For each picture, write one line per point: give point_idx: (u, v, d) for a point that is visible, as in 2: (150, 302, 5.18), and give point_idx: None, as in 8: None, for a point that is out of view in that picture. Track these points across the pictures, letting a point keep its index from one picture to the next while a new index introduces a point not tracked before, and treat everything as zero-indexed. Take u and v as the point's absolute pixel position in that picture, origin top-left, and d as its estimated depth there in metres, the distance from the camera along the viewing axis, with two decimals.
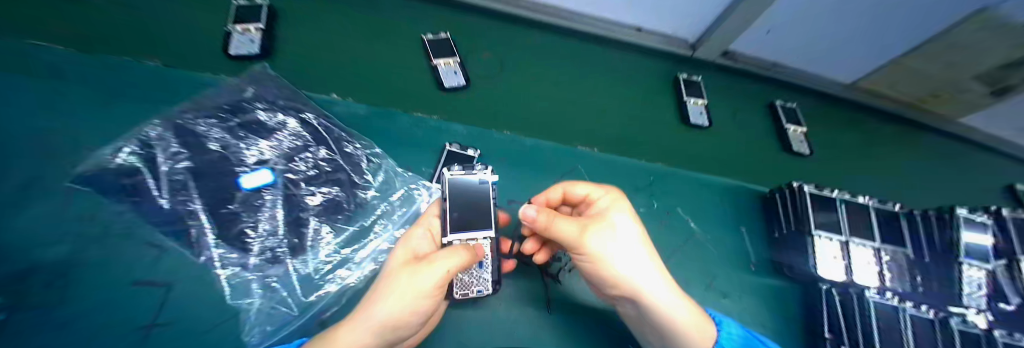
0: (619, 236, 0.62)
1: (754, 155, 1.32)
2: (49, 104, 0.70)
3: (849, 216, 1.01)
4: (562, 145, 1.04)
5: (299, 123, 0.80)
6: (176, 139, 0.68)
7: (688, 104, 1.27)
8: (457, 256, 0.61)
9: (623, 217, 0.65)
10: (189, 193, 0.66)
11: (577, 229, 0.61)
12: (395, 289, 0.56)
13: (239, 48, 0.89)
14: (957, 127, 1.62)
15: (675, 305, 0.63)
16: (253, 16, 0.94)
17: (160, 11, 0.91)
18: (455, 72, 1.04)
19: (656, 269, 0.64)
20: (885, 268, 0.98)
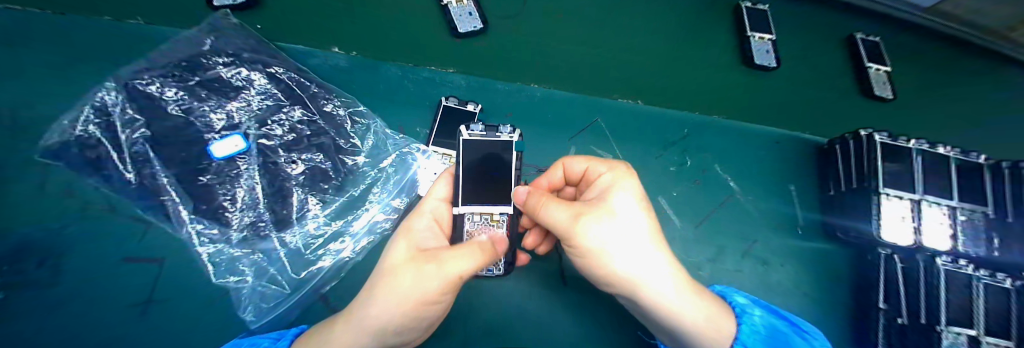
0: (622, 225, 0.47)
1: (860, 98, 0.92)
2: (16, 70, 0.63)
3: (926, 174, 0.72)
4: (585, 94, 0.82)
5: (267, 80, 0.68)
6: (131, 103, 0.59)
7: (752, 40, 0.83)
8: (473, 255, 0.41)
9: (636, 204, 0.48)
10: (153, 165, 0.57)
11: (571, 217, 0.47)
12: (390, 289, 0.40)
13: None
14: None
15: (688, 308, 0.47)
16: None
17: None
18: (469, 12, 0.73)
19: (668, 266, 0.48)
20: (962, 231, 0.70)
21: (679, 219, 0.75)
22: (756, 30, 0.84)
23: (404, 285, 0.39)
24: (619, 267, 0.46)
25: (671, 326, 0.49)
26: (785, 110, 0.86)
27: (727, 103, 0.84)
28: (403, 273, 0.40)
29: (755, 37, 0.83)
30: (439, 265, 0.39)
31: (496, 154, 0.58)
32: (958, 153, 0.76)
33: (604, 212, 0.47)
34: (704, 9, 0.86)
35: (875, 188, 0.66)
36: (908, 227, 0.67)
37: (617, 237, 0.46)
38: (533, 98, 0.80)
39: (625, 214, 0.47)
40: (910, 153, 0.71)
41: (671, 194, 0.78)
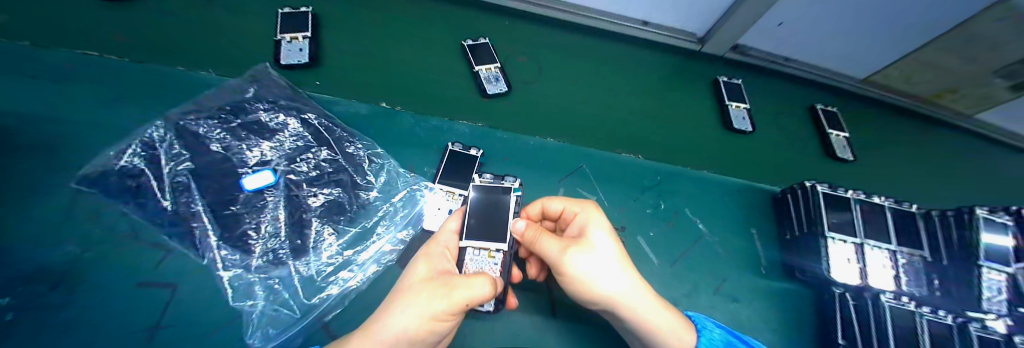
0: (599, 255, 0.57)
1: (790, 159, 1.15)
2: (84, 110, 0.74)
3: (866, 220, 0.83)
4: (572, 143, 0.96)
5: (300, 124, 0.78)
6: (178, 140, 0.68)
7: (731, 108, 1.14)
8: (479, 283, 0.48)
9: (609, 235, 0.59)
10: (191, 195, 0.64)
11: (561, 248, 0.56)
12: (406, 308, 0.45)
13: (287, 57, 0.87)
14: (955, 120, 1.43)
15: (658, 322, 0.56)
16: (300, 25, 0.93)
17: (201, 20, 0.92)
18: (497, 78, 0.98)
19: (639, 285, 0.58)
20: (903, 272, 0.79)
21: (657, 256, 0.83)
22: (734, 101, 1.15)
23: (423, 302, 0.45)
24: (603, 289, 0.56)
25: (644, 340, 0.58)
26: (733, 164, 1.04)
27: (685, 155, 1.02)
28: (420, 293, 0.47)
29: (733, 106, 1.15)
30: (450, 289, 0.46)
31: (499, 196, 0.70)
32: (893, 202, 0.88)
33: (585, 244, 0.57)
34: (657, 86, 1.16)
35: (822, 232, 0.77)
36: (855, 268, 0.76)
37: (597, 264, 0.56)
38: (527, 147, 0.92)
39: (602, 246, 0.57)
40: (848, 202, 0.83)
41: (649, 233, 0.86)
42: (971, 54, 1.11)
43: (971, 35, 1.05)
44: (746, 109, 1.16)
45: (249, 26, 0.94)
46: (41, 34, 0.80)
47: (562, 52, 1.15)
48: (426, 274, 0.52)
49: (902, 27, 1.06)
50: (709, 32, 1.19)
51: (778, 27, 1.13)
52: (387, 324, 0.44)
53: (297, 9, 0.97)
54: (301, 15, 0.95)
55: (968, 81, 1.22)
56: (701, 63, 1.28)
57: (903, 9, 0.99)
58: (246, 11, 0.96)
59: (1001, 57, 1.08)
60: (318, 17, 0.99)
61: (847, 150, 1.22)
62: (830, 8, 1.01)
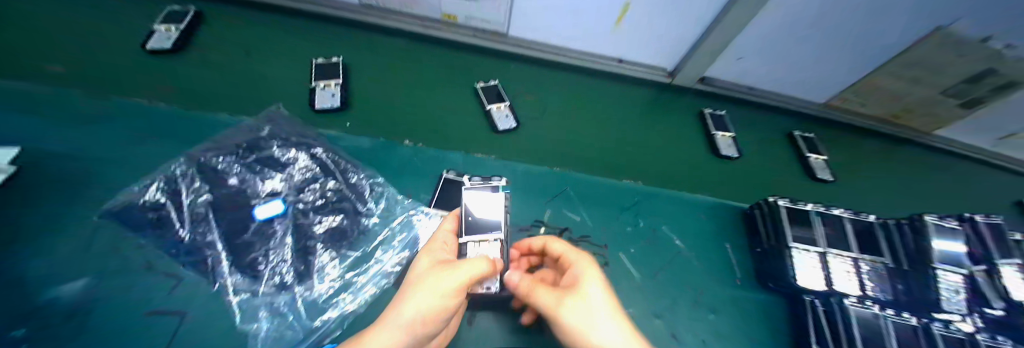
0: (592, 309, 0.55)
1: (758, 178, 1.26)
2: (116, 151, 0.83)
3: (828, 230, 0.91)
4: (557, 169, 1.07)
5: (309, 158, 0.86)
6: (199, 175, 0.76)
7: (717, 137, 1.30)
8: (479, 261, 0.55)
9: (601, 288, 0.58)
10: (208, 225, 0.70)
11: (554, 298, 0.57)
12: (425, 291, 0.50)
13: (323, 102, 1.02)
14: (913, 135, 1.56)
15: None
16: (332, 74, 1.11)
17: (240, 69, 1.12)
18: (507, 115, 1.14)
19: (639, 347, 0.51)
20: (867, 279, 0.85)
21: (640, 273, 0.89)
22: (720, 130, 1.31)
23: (431, 284, 0.50)
24: (598, 346, 0.51)
25: None
26: (701, 182, 1.17)
27: (657, 177, 1.14)
28: (428, 278, 0.52)
29: (720, 134, 1.31)
30: (455, 269, 0.52)
31: (489, 194, 0.78)
32: (851, 214, 0.95)
33: (577, 296, 0.56)
34: (631, 115, 1.32)
35: (787, 244, 0.85)
36: (819, 276, 0.82)
37: (589, 315, 0.54)
38: (516, 172, 1.03)
39: (593, 299, 0.56)
40: (809, 216, 0.90)
41: (629, 250, 0.93)
42: (918, 78, 1.23)
43: (918, 60, 1.16)
44: (733, 137, 1.32)
45: (286, 78, 1.12)
46: (107, 86, 0.97)
47: (547, 88, 1.32)
48: (430, 265, 0.58)
49: (852, 54, 1.18)
50: (677, 67, 1.34)
51: (738, 61, 1.27)
52: (409, 308, 0.48)
53: (329, 60, 1.15)
54: (334, 65, 1.14)
55: (920, 101, 1.36)
56: (673, 94, 1.43)
57: (846, 41, 1.13)
58: (279, 62, 1.17)
59: (946, 78, 1.21)
60: (348, 66, 1.19)
61: (827, 171, 1.35)
62: (779, 42, 1.16)
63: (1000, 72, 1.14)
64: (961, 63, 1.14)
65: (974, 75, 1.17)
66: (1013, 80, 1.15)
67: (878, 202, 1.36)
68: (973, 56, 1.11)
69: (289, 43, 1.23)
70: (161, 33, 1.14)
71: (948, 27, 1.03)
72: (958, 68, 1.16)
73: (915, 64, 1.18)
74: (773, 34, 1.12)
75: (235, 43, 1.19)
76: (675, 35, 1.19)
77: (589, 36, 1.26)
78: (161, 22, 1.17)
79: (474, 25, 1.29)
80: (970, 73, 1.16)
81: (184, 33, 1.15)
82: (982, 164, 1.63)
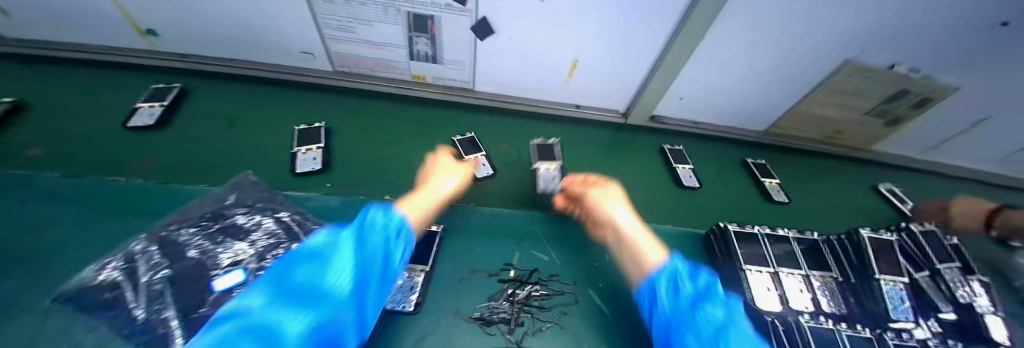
0: (611, 194, 0.97)
1: (716, 203, 1.36)
2: (85, 231, 0.85)
3: (778, 251, 0.97)
4: (521, 210, 1.14)
5: (274, 222, 0.87)
6: (159, 250, 0.74)
7: (678, 170, 1.40)
8: (470, 163, 1.12)
9: (618, 191, 1.00)
10: (165, 300, 0.67)
11: (591, 187, 1.02)
12: (451, 173, 1.02)
13: (303, 165, 1.12)
14: (850, 152, 1.72)
15: (640, 232, 0.84)
16: (313, 140, 1.21)
17: (221, 139, 1.21)
18: (483, 163, 1.24)
19: (632, 215, 0.91)
20: (819, 294, 0.90)
21: (608, 307, 0.92)
22: (679, 162, 1.43)
23: (454, 172, 1.03)
24: (610, 207, 0.92)
25: (629, 246, 0.83)
26: (662, 214, 1.25)
27: None
28: (448, 170, 1.04)
29: (680, 167, 1.41)
30: (462, 166, 1.08)
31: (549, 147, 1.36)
32: (796, 233, 1.03)
33: (604, 188, 1.00)
34: (593, 155, 1.43)
35: (740, 266, 0.91)
36: (773, 295, 0.87)
37: (610, 194, 0.97)
38: (483, 217, 1.10)
39: (614, 192, 0.99)
40: (759, 240, 0.97)
41: (597, 285, 0.96)
42: (844, 103, 1.38)
43: (839, 88, 1.30)
44: (692, 168, 1.43)
45: (266, 147, 1.21)
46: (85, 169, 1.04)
47: (514, 135, 1.44)
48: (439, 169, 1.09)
49: (780, 87, 1.33)
50: (629, 109, 1.48)
51: (681, 100, 1.43)
52: (447, 180, 0.99)
53: (312, 125, 1.26)
54: (315, 130, 1.24)
55: (846, 124, 1.53)
56: (629, 132, 1.56)
57: (772, 77, 1.27)
58: (256, 131, 1.25)
59: (867, 100, 1.36)
60: (328, 129, 1.29)
61: (782, 193, 1.45)
62: (710, 83, 1.32)
63: (913, 91, 1.27)
64: (876, 88, 1.29)
65: (891, 96, 1.31)
66: (927, 96, 1.29)
67: (830, 218, 1.47)
68: (883, 81, 1.25)
69: (269, 113, 1.33)
70: (144, 110, 1.23)
71: (856, 58, 1.16)
72: (875, 91, 1.30)
73: (838, 92, 1.32)
74: (705, 75, 1.27)
75: (217, 115, 1.29)
76: (620, 82, 1.34)
77: (546, 87, 1.40)
78: (145, 99, 1.27)
79: (443, 84, 1.41)
80: (887, 94, 1.31)
81: (166, 107, 1.25)
82: (920, 173, 1.77)
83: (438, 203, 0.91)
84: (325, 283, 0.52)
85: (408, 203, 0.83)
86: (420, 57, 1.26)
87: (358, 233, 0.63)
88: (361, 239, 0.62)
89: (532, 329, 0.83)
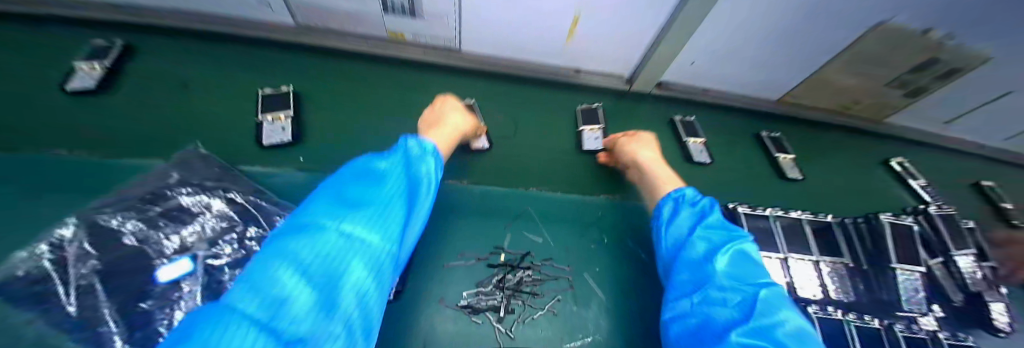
0: (641, 138, 1.04)
1: (724, 179, 1.27)
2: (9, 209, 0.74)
3: (788, 234, 0.90)
4: (513, 188, 1.05)
5: (225, 204, 0.79)
6: (91, 239, 0.63)
7: (689, 143, 1.29)
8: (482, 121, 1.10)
9: (648, 136, 1.07)
10: (99, 296, 0.57)
11: (622, 134, 1.10)
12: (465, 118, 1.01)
13: (270, 137, 0.99)
14: (869, 125, 1.60)
15: (661, 173, 0.93)
16: (283, 106, 1.07)
17: (171, 103, 1.06)
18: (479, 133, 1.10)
19: (658, 157, 0.98)
20: (830, 283, 0.84)
21: (607, 292, 0.86)
22: (690, 136, 1.31)
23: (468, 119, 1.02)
24: (637, 150, 1.00)
25: (649, 184, 0.94)
26: None
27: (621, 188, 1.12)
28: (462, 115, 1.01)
29: (691, 141, 1.30)
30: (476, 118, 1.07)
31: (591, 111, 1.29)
32: (809, 215, 0.95)
33: (633, 134, 1.07)
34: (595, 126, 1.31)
35: None
36: (784, 283, 0.81)
37: (639, 139, 1.04)
38: (472, 196, 1.00)
39: (644, 137, 1.06)
40: (769, 223, 0.90)
41: (593, 269, 0.90)
42: (867, 74, 1.25)
43: (864, 58, 1.16)
44: (703, 141, 1.32)
45: (225, 115, 1.06)
46: (9, 139, 0.89)
47: (509, 103, 1.30)
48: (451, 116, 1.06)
49: (800, 53, 1.18)
50: (634, 73, 1.33)
51: (691, 64, 1.28)
52: (462, 121, 0.97)
53: (279, 89, 1.11)
54: (283, 95, 1.09)
55: (867, 95, 1.40)
56: (634, 100, 1.42)
57: (793, 42, 1.12)
58: (212, 94, 1.10)
59: (896, 73, 1.22)
60: (297, 93, 1.14)
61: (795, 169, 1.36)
62: (724, 46, 1.16)
63: (945, 63, 1.12)
64: (905, 59, 1.14)
65: (917, 66, 1.16)
66: (955, 68, 1.13)
67: (845, 195, 1.38)
68: (912, 52, 1.10)
69: (228, 73, 1.17)
70: (84, 72, 1.05)
71: (888, 22, 1.00)
72: (903, 62, 1.16)
73: (861, 62, 1.18)
74: (719, 37, 1.11)
75: (169, 78, 1.12)
76: (624, 44, 1.18)
77: (541, 48, 1.23)
78: (83, 59, 1.08)
79: (424, 41, 1.24)
80: (911, 63, 1.15)
81: (110, 69, 1.07)
82: (939, 148, 1.67)
83: (451, 137, 0.90)
84: (387, 198, 0.64)
85: (428, 134, 0.86)
86: (395, 10, 1.07)
87: (405, 163, 0.73)
88: (408, 167, 0.72)
89: (524, 317, 0.78)
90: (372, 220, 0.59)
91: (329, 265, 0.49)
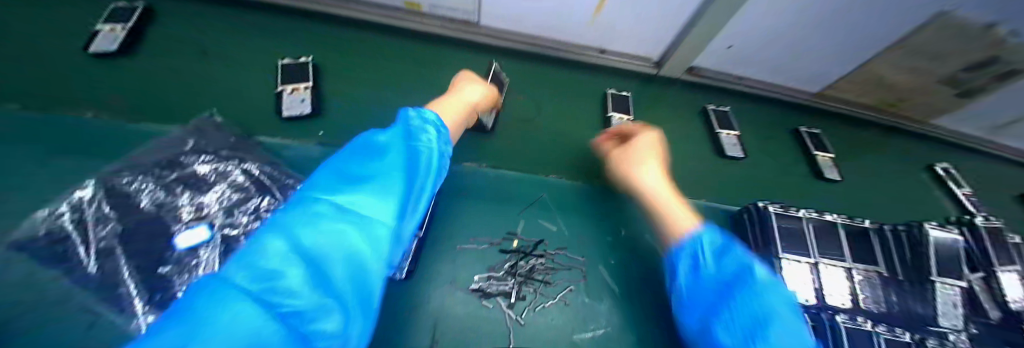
0: (642, 157, 0.86)
1: (753, 176, 1.20)
2: (30, 164, 0.73)
3: (822, 237, 0.84)
4: (530, 174, 1.01)
5: (242, 176, 0.76)
6: (108, 200, 0.63)
7: (722, 136, 1.22)
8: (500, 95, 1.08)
9: (653, 150, 0.88)
10: (118, 258, 0.58)
11: (622, 149, 0.91)
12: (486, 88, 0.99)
13: (290, 108, 0.96)
14: (915, 127, 1.48)
15: (670, 205, 0.77)
16: (302, 77, 1.04)
17: (186, 67, 1.04)
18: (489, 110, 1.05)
19: (663, 183, 0.82)
20: (860, 291, 0.79)
21: (622, 285, 0.84)
22: (725, 128, 1.24)
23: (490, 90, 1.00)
24: (639, 177, 0.83)
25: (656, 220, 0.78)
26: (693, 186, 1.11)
27: None
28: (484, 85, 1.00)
29: (724, 133, 1.23)
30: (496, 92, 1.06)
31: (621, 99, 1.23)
32: (846, 219, 0.89)
33: (635, 149, 0.89)
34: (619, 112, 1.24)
35: (776, 254, 0.80)
36: (811, 289, 0.77)
37: (640, 158, 0.86)
38: (487, 179, 0.97)
39: (646, 154, 0.87)
40: (801, 224, 0.85)
41: (609, 261, 0.87)
42: (920, 71, 1.14)
43: (918, 51, 1.06)
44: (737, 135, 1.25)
45: (241, 82, 1.04)
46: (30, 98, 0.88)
47: (530, 83, 1.23)
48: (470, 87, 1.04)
49: (852, 40, 1.07)
50: (663, 57, 1.25)
51: (729, 49, 1.18)
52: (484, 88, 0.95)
53: (298, 59, 1.08)
54: (301, 66, 1.05)
55: (918, 93, 1.28)
56: (662, 86, 1.34)
57: (846, 26, 1.01)
58: (226, 59, 1.08)
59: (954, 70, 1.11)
60: (316, 65, 1.10)
61: (834, 169, 1.28)
62: (769, 30, 1.06)
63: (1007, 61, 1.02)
64: (965, 55, 1.03)
65: (977, 63, 1.05)
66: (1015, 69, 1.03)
67: (884, 200, 1.29)
68: (971, 48, 1.01)
69: (242, 38, 1.13)
70: (107, 32, 1.02)
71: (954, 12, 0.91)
72: (963, 58, 1.05)
73: (914, 56, 1.08)
74: (764, 19, 1.01)
75: (189, 43, 1.09)
76: (655, 23, 1.10)
77: (565, 24, 1.16)
78: (104, 21, 1.05)
79: (442, 13, 1.18)
80: (968, 62, 1.05)
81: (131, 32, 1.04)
82: (987, 155, 1.55)
83: (467, 110, 0.85)
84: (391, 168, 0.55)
85: (440, 107, 0.78)
86: None
87: (405, 135, 0.62)
88: (409, 140, 0.62)
89: (537, 304, 0.77)
90: (373, 193, 0.49)
91: (326, 238, 0.41)
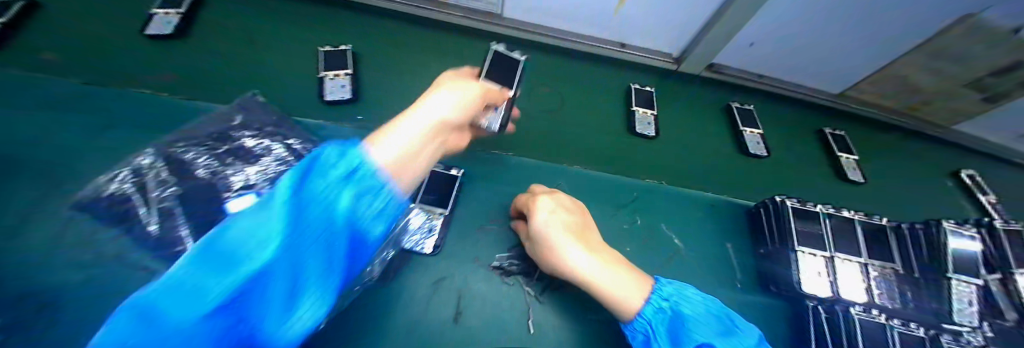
0: (553, 227, 0.68)
1: (771, 174, 1.21)
2: (92, 136, 0.80)
3: (840, 233, 0.86)
4: (551, 162, 1.04)
5: (284, 149, 0.80)
6: (165, 166, 0.68)
7: (745, 134, 1.24)
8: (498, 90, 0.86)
9: (561, 216, 0.70)
10: (176, 219, 0.62)
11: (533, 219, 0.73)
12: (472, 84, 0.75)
13: (331, 93, 1.01)
14: (940, 132, 1.46)
15: (611, 283, 0.61)
16: (340, 64, 1.08)
17: (226, 50, 1.09)
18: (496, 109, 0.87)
19: (590, 254, 0.64)
20: (874, 286, 0.81)
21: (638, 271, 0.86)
22: (748, 126, 1.25)
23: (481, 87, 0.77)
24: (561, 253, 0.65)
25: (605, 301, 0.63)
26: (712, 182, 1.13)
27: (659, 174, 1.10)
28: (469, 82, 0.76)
29: (747, 131, 1.24)
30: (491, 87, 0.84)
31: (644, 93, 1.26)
32: (864, 217, 0.90)
33: (541, 214, 0.70)
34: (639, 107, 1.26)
35: (792, 246, 0.81)
36: (825, 282, 0.79)
37: (554, 226, 0.68)
38: (508, 165, 1.00)
39: (554, 225, 0.68)
40: (819, 218, 0.86)
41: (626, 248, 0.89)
42: (947, 73, 1.13)
43: (945, 52, 1.05)
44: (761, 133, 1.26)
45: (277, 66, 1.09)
46: (88, 74, 0.94)
47: (553, 76, 1.26)
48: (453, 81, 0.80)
49: (875, 41, 1.07)
50: (684, 53, 1.26)
51: (750, 47, 1.18)
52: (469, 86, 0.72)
53: (337, 47, 1.13)
54: (340, 53, 1.10)
55: (944, 98, 1.27)
56: (682, 83, 1.35)
57: (869, 27, 1.02)
58: (264, 44, 1.12)
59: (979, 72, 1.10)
60: (353, 53, 1.15)
61: (857, 172, 1.28)
62: (791, 28, 1.07)
63: None
64: (991, 60, 1.03)
65: (1003, 68, 1.04)
66: None
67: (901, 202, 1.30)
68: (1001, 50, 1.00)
69: (277, 24, 1.18)
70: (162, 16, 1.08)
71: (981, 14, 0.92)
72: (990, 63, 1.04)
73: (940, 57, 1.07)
74: (787, 18, 1.02)
75: (230, 27, 1.14)
76: (678, 19, 1.11)
77: (588, 17, 1.18)
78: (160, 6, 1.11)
79: (467, 4, 1.21)
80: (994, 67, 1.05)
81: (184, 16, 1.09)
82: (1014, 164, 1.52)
83: (433, 133, 0.59)
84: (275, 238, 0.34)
85: (382, 140, 0.51)
86: None
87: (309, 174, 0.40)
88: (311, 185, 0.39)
89: (557, 284, 0.79)
90: (243, 261, 0.31)
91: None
